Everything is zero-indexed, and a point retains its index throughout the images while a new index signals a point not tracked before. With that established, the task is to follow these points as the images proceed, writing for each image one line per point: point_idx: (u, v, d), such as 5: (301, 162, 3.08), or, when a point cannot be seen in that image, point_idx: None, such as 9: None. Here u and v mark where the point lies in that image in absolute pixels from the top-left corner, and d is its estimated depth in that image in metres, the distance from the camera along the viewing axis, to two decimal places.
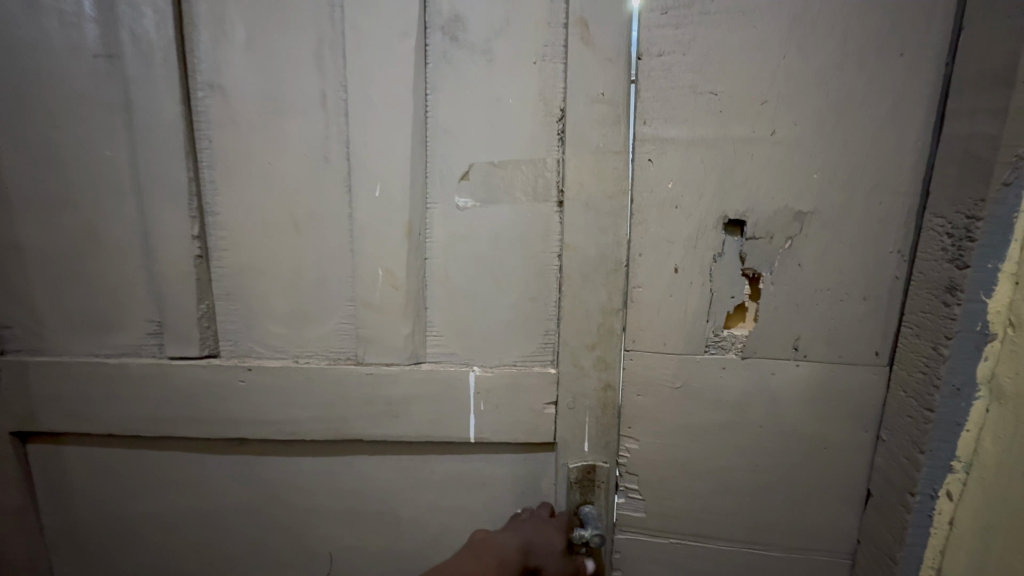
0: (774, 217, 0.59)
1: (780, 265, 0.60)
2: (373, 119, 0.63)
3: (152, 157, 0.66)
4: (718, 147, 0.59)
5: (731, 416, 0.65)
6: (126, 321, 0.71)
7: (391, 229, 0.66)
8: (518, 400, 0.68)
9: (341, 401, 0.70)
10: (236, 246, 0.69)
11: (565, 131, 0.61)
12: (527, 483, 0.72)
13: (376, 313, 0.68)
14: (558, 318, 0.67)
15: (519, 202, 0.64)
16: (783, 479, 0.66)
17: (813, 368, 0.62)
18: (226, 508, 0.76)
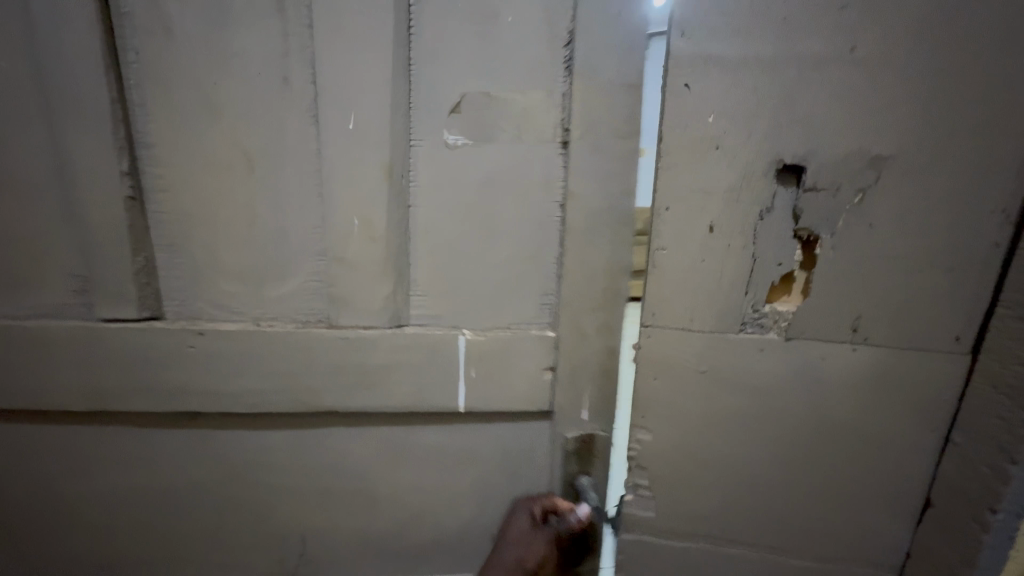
0: (840, 163, 0.48)
1: (843, 226, 0.50)
2: (343, 33, 0.52)
3: (61, 72, 0.53)
4: (776, 71, 0.47)
5: (760, 404, 0.56)
6: (45, 276, 0.59)
7: (368, 171, 0.56)
8: (514, 365, 0.62)
9: (311, 369, 0.62)
10: (179, 189, 0.57)
11: (574, 59, 0.53)
12: (522, 454, 0.68)
13: (350, 270, 0.59)
14: (558, 277, 0.61)
15: (517, 143, 0.56)
16: (809, 474, 0.58)
17: (869, 352, 0.53)
18: (185, 488, 0.68)
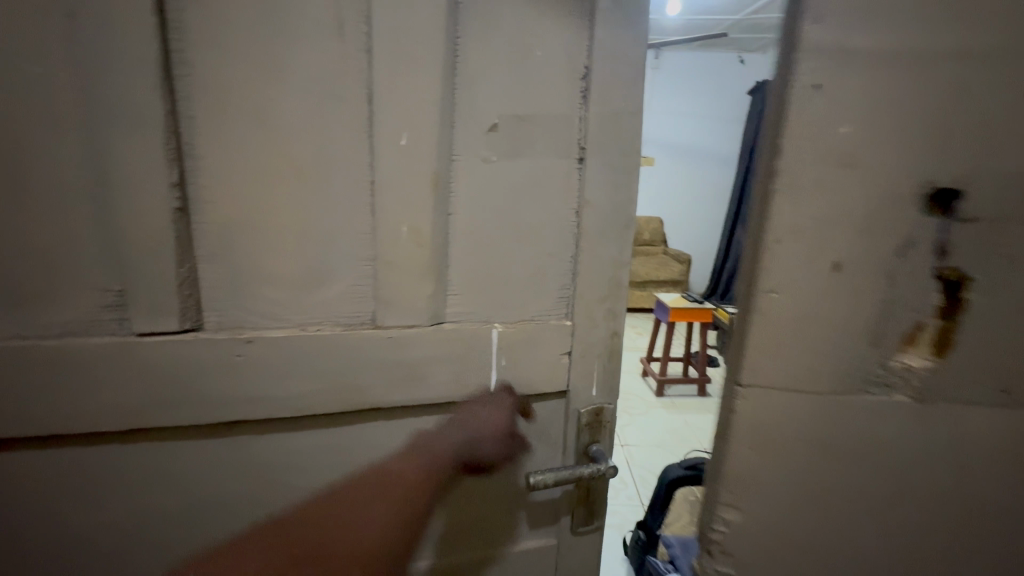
0: (984, 189, 0.43)
1: (984, 272, 0.45)
2: (399, 50, 0.55)
3: (109, 70, 0.49)
4: (908, 71, 0.42)
5: (867, 473, 0.51)
6: (72, 290, 0.54)
7: (416, 181, 0.59)
8: (537, 353, 0.69)
9: (358, 368, 0.63)
10: (232, 195, 0.55)
11: (590, 87, 0.61)
12: (539, 433, 0.74)
13: (397, 273, 0.61)
14: (574, 273, 0.68)
15: (542, 156, 0.63)
16: (907, 545, 0.53)
17: (1001, 414, 0.49)
18: (217, 508, 0.64)
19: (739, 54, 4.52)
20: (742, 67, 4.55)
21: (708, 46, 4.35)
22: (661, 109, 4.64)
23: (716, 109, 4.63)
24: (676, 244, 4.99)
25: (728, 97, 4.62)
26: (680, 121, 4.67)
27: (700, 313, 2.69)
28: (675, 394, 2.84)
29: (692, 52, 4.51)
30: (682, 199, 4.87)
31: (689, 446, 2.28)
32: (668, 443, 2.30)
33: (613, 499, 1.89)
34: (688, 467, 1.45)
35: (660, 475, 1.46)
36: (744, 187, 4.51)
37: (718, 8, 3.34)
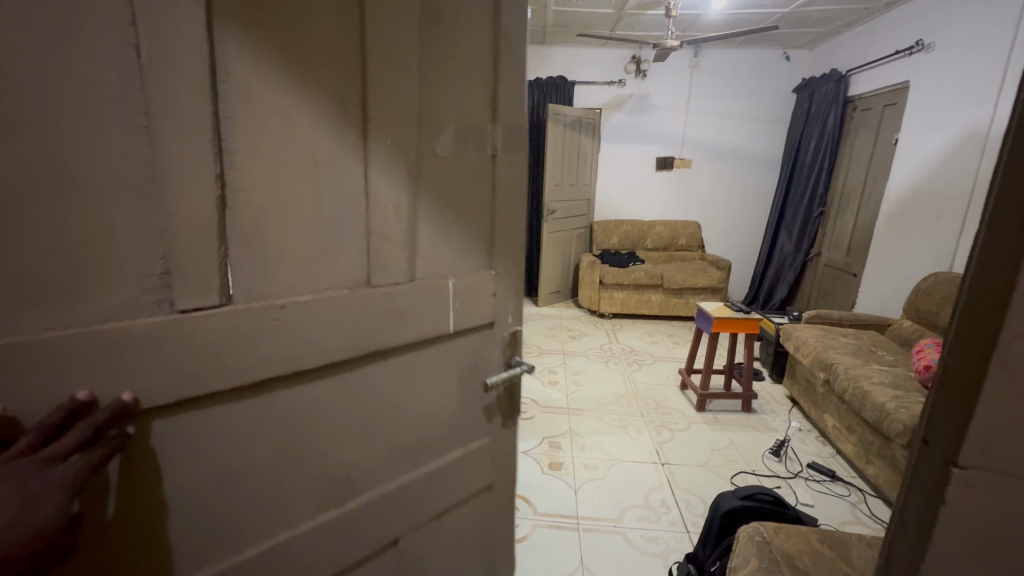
0: None
1: None
2: (386, 52, 0.62)
3: (165, 36, 0.47)
4: None
5: None
6: (120, 272, 0.49)
7: (395, 153, 0.66)
8: (477, 296, 0.82)
9: (368, 326, 0.68)
10: (262, 167, 0.56)
11: (501, 81, 0.77)
12: (477, 364, 0.87)
13: (387, 237, 0.68)
14: (494, 230, 0.83)
15: (472, 133, 0.76)
16: None
17: None
18: (267, 472, 0.64)
19: (784, 50, 4.32)
20: (788, 65, 4.35)
21: (752, 43, 4.17)
22: (700, 110, 4.49)
23: (757, 110, 4.46)
24: (713, 249, 4.81)
25: (770, 97, 4.43)
26: (720, 122, 4.51)
27: (744, 324, 2.56)
28: (716, 409, 2.71)
29: (734, 50, 4.32)
30: (722, 204, 4.69)
31: (734, 466, 2.17)
32: (711, 462, 2.19)
33: (656, 523, 1.80)
34: (742, 498, 1.48)
35: (715, 507, 1.47)
36: (787, 191, 4.32)
37: (764, 1, 3.19)
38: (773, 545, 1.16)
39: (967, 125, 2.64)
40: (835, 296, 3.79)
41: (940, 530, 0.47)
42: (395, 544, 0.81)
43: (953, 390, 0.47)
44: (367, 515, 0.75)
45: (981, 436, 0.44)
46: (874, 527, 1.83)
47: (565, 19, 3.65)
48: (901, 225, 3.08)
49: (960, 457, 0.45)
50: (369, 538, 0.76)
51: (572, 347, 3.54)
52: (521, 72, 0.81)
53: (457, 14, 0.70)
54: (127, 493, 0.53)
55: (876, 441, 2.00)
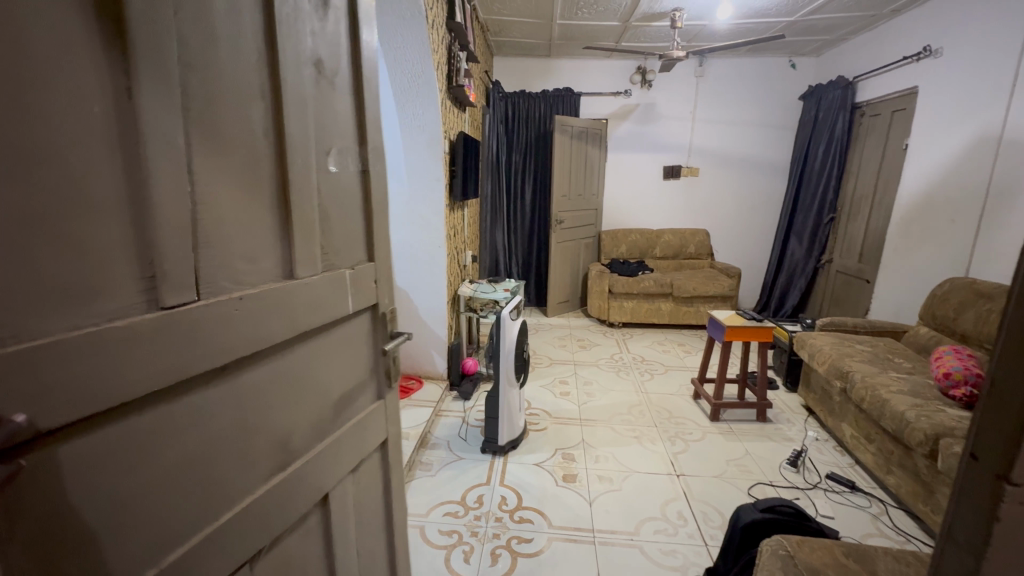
0: None
1: None
2: (295, 77, 0.72)
3: (151, 51, 0.52)
4: None
5: None
6: (117, 274, 0.52)
7: (303, 161, 0.74)
8: (364, 285, 0.92)
9: (299, 314, 0.75)
10: (214, 171, 0.62)
11: (367, 100, 0.90)
12: (371, 347, 0.97)
13: (304, 235, 0.76)
14: (372, 228, 0.94)
15: (349, 144, 0.87)
16: None
17: None
18: (236, 456, 0.68)
19: (791, 57, 4.32)
20: (794, 71, 4.35)
21: (758, 51, 4.19)
22: (709, 118, 4.51)
23: (765, 117, 4.46)
24: (724, 257, 4.79)
25: (778, 104, 4.43)
26: (728, 130, 4.52)
27: (757, 332, 2.54)
28: (730, 419, 2.68)
29: (741, 59, 4.34)
30: (732, 211, 4.67)
31: (751, 477, 2.13)
32: (728, 473, 2.16)
33: (673, 536, 1.77)
34: (762, 510, 1.45)
35: (735, 519, 1.45)
36: (796, 196, 4.30)
37: (769, 10, 3.22)
38: (797, 558, 1.14)
39: (978, 128, 2.62)
40: (848, 302, 3.75)
41: (997, 547, 0.44)
42: (326, 502, 0.87)
43: (1000, 401, 0.44)
44: (308, 476, 0.80)
45: None
46: (898, 539, 1.79)
47: (572, 32, 3.70)
48: (914, 230, 3.06)
49: (1014, 473, 0.42)
50: (306, 496, 0.80)
51: (582, 357, 3.52)
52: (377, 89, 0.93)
53: (333, 45, 0.81)
54: (128, 491, 0.54)
55: (897, 451, 1.96)
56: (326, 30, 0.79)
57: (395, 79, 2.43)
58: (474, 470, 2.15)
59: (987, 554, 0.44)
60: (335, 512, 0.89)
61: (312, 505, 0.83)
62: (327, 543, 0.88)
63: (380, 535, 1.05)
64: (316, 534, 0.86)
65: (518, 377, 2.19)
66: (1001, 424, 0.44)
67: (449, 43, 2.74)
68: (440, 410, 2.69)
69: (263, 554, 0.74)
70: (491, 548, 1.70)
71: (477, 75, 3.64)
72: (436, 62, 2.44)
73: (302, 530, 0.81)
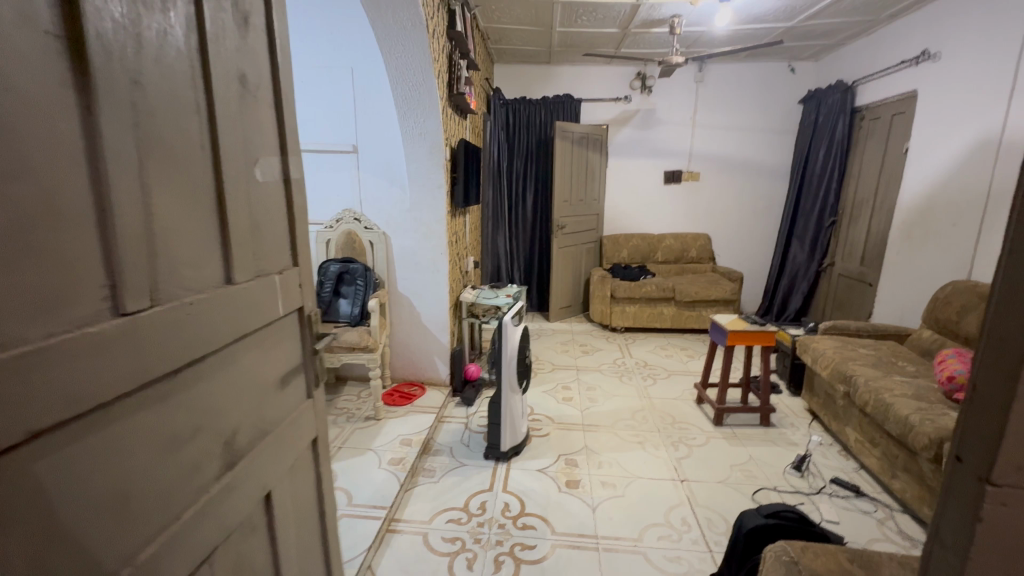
0: None
1: None
2: (223, 91, 0.75)
3: (105, 68, 0.55)
4: None
5: None
6: (84, 283, 0.54)
7: (234, 170, 0.78)
8: (290, 287, 0.95)
9: (239, 316, 0.78)
10: (163, 180, 0.64)
11: (285, 111, 0.94)
12: (299, 348, 1.00)
13: (239, 241, 0.79)
14: (294, 234, 0.98)
15: (272, 153, 0.90)
16: None
17: None
18: (192, 458, 0.70)
19: (790, 62, 4.35)
20: (792, 76, 4.37)
21: (757, 57, 4.21)
22: (711, 123, 4.52)
23: (767, 122, 4.47)
24: (727, 261, 4.79)
25: (779, 109, 4.45)
26: (730, 135, 4.53)
27: (759, 337, 2.53)
28: (733, 424, 2.67)
29: (741, 64, 4.37)
30: (734, 215, 4.68)
31: (756, 483, 2.13)
32: (732, 479, 2.15)
33: (677, 543, 1.76)
34: (766, 516, 1.45)
35: (739, 524, 1.44)
36: (797, 200, 4.31)
37: (768, 15, 3.25)
38: (802, 564, 1.13)
39: (978, 131, 2.63)
40: (851, 306, 3.74)
41: (979, 549, 0.44)
42: (269, 501, 0.89)
43: (979, 405, 0.45)
44: (252, 474, 0.83)
45: (1016, 450, 0.42)
46: (905, 544, 1.78)
47: (571, 39, 3.73)
48: (917, 233, 3.05)
49: (995, 476, 0.43)
50: (250, 495, 0.82)
51: (584, 362, 3.52)
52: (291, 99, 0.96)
53: (255, 61, 0.84)
54: (103, 495, 0.56)
55: (902, 455, 1.95)
56: (246, 46, 0.82)
57: (397, 88, 2.45)
58: (477, 477, 2.14)
59: (970, 555, 0.45)
60: (276, 508, 0.91)
61: (256, 502, 0.84)
62: (272, 541, 0.90)
63: (315, 529, 1.07)
64: (263, 532, 0.87)
65: (521, 383, 2.19)
66: (980, 427, 0.45)
67: (450, 51, 2.77)
68: (443, 417, 2.70)
69: (218, 553, 0.75)
70: (495, 556, 1.69)
71: (478, 83, 3.67)
72: (437, 70, 2.46)
73: (251, 528, 0.83)
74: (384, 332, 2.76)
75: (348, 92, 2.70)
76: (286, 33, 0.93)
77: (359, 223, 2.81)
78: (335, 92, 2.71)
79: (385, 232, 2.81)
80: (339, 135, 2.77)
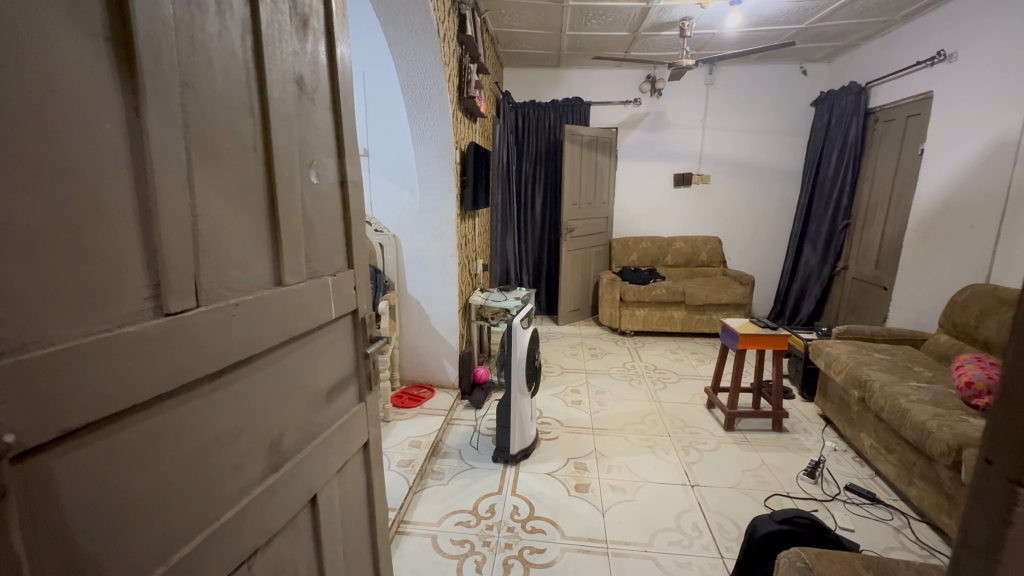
0: None
1: None
2: (278, 93, 0.76)
3: (155, 70, 0.56)
4: None
5: None
6: (125, 283, 0.55)
7: (287, 172, 0.79)
8: (343, 290, 0.96)
9: (288, 317, 0.79)
10: (212, 182, 0.65)
11: (343, 114, 0.95)
12: (351, 351, 1.01)
13: (289, 243, 0.80)
14: (349, 236, 0.98)
15: (328, 155, 0.91)
16: None
17: None
18: (233, 456, 0.71)
19: (801, 64, 4.31)
20: (804, 78, 4.33)
21: (769, 59, 4.18)
22: (720, 127, 4.50)
23: (778, 124, 4.44)
24: (738, 264, 4.76)
25: (790, 111, 4.41)
26: (739, 137, 4.51)
27: (772, 340, 2.50)
28: (745, 429, 2.64)
29: (751, 66, 4.34)
30: (745, 218, 4.64)
31: (768, 488, 2.10)
32: (743, 484, 2.12)
33: (688, 548, 1.74)
34: (779, 522, 1.42)
35: (751, 530, 1.42)
36: (809, 203, 4.26)
37: (779, 17, 3.23)
38: (816, 571, 1.11)
39: (996, 132, 2.58)
40: (864, 310, 3.68)
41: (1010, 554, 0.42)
42: (315, 503, 0.89)
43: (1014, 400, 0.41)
44: (298, 475, 0.83)
45: None
46: (922, 554, 1.74)
47: (581, 42, 3.73)
48: (933, 236, 3.01)
49: None
50: (295, 497, 0.83)
51: (594, 366, 3.50)
52: (352, 104, 0.98)
53: (312, 64, 0.86)
54: (137, 492, 0.57)
55: (918, 462, 1.91)
56: (305, 50, 0.84)
57: (408, 91, 2.47)
58: (486, 479, 2.14)
59: (1001, 559, 0.42)
60: (322, 510, 0.91)
61: (302, 505, 0.85)
62: (318, 543, 0.91)
63: (363, 532, 1.07)
64: (307, 534, 0.88)
65: (530, 386, 2.19)
66: (1013, 425, 0.41)
67: (460, 56, 2.79)
68: (451, 419, 2.70)
69: (259, 553, 0.76)
70: (503, 559, 1.69)
71: (488, 86, 3.69)
72: (448, 74, 2.48)
73: (292, 529, 0.84)
74: (394, 334, 2.77)
75: (360, 96, 2.74)
76: (344, 35, 0.94)
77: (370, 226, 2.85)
78: None
79: (395, 235, 2.83)
80: None
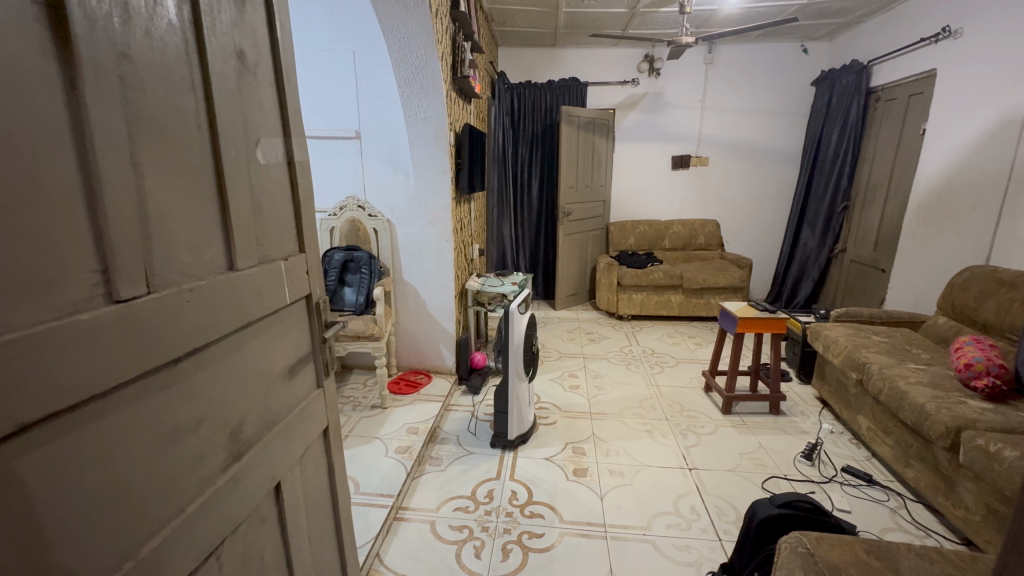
0: None
1: None
2: (219, 65, 0.71)
3: (89, 37, 0.51)
4: None
5: None
6: (71, 270, 0.51)
7: (231, 149, 0.73)
8: (295, 276, 0.91)
9: (243, 302, 0.75)
10: (157, 160, 0.61)
11: (285, 91, 0.89)
12: (303, 338, 0.96)
13: (240, 226, 0.75)
14: (298, 221, 0.93)
15: (273, 132, 0.86)
16: None
17: None
18: (195, 446, 0.67)
19: (802, 42, 4.22)
20: (805, 57, 4.25)
21: (770, 37, 4.09)
22: (719, 108, 4.42)
23: (779, 104, 4.36)
24: (736, 247, 4.73)
25: (791, 91, 4.33)
26: (738, 119, 4.44)
27: (770, 324, 2.46)
28: (742, 412, 2.64)
29: (751, 46, 4.25)
30: (743, 201, 4.60)
31: (765, 471, 2.10)
32: (741, 467, 2.13)
33: (687, 531, 1.75)
34: (779, 505, 1.41)
35: (751, 512, 1.42)
36: (809, 184, 4.21)
37: None
38: (818, 556, 1.10)
39: (1001, 111, 2.53)
40: (863, 292, 3.68)
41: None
42: (279, 492, 0.87)
43: None
44: (260, 464, 0.80)
45: None
46: (917, 534, 1.75)
47: (578, 19, 3.62)
48: (933, 218, 2.98)
49: None
50: (259, 486, 0.80)
51: (591, 350, 3.49)
52: (292, 79, 0.91)
53: (252, 36, 0.80)
54: (99, 489, 0.53)
55: (915, 443, 1.91)
56: (244, 20, 0.77)
57: (400, 70, 2.39)
58: (484, 465, 2.13)
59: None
60: (287, 499, 0.89)
61: (265, 493, 0.82)
62: (284, 531, 0.88)
63: (327, 517, 1.05)
64: (272, 522, 0.85)
65: (527, 371, 2.17)
66: None
67: (454, 33, 2.69)
68: (449, 405, 2.69)
69: (226, 543, 0.74)
70: (502, 543, 1.68)
71: (482, 66, 3.59)
72: (441, 52, 2.40)
73: (260, 518, 0.82)
74: (389, 321, 2.74)
75: (350, 76, 2.65)
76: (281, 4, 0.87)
77: (364, 211, 2.79)
78: (337, 77, 2.65)
79: (389, 219, 2.78)
80: (341, 121, 2.72)
